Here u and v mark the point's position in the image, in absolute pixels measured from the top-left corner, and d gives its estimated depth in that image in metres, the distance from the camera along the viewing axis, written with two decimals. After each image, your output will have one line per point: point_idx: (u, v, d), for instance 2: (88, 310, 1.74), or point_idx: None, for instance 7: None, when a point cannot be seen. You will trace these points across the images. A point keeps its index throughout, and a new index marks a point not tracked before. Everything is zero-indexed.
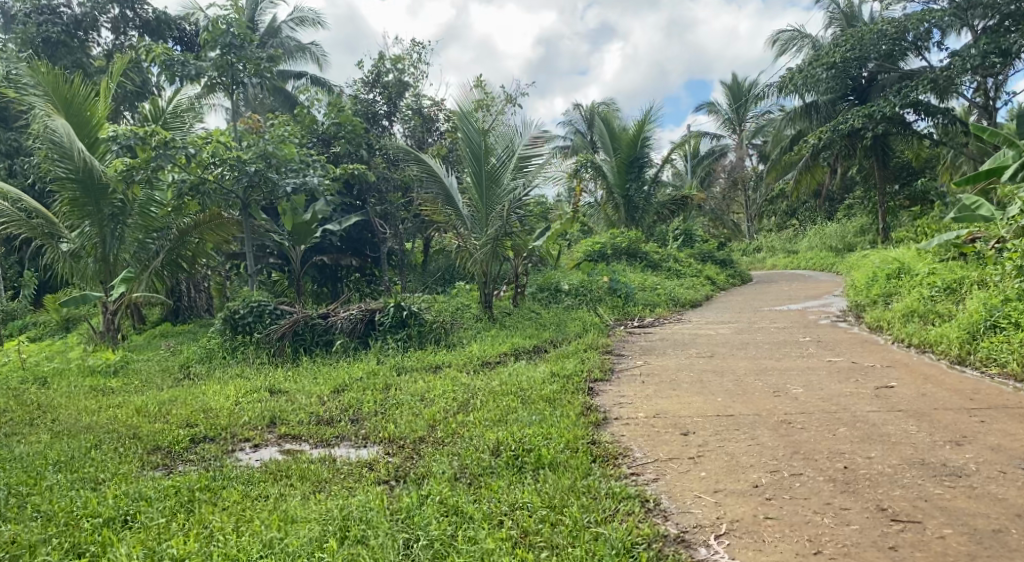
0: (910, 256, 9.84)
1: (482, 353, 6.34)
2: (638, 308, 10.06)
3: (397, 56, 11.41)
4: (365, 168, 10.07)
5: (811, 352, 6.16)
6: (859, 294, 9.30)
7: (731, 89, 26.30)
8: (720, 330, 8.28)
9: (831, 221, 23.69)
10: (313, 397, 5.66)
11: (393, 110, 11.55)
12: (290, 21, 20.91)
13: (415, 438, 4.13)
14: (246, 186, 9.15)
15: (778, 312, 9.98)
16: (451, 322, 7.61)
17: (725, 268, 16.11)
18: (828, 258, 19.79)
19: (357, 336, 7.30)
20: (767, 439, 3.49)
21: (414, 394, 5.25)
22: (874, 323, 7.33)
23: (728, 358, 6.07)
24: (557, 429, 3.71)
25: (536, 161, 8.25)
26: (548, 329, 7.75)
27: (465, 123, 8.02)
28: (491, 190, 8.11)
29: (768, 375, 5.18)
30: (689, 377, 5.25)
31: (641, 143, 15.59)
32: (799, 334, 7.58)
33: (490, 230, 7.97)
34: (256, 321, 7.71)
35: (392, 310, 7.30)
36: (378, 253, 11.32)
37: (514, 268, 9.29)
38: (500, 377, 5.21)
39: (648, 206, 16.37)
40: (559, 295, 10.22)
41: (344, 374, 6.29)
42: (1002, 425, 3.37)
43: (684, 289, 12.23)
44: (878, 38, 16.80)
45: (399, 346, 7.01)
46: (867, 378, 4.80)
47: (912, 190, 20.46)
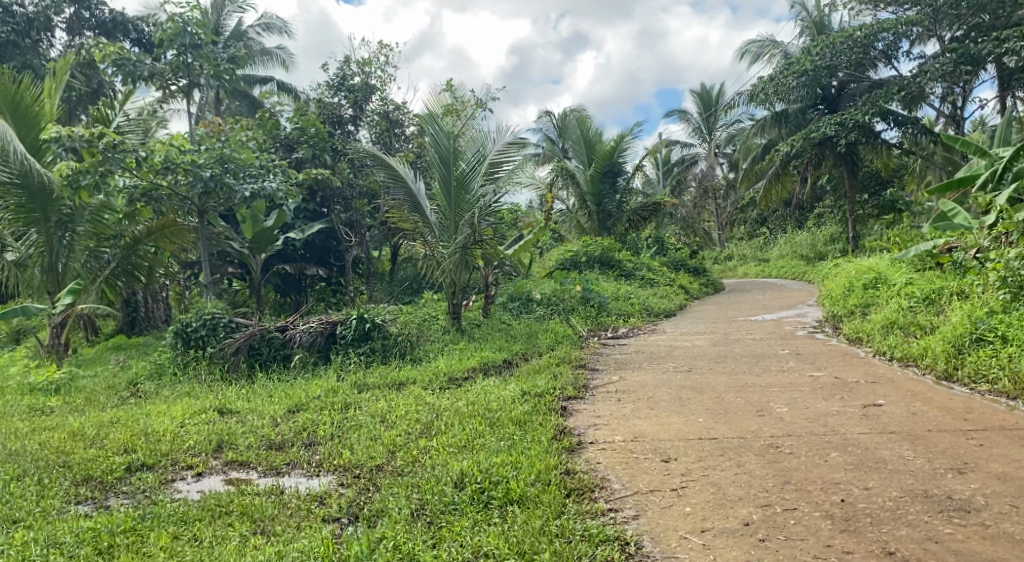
0: (883, 267, 9.78)
1: (450, 369, 5.99)
2: (611, 318, 9.81)
3: (363, 59, 11.06)
4: (329, 174, 9.66)
5: (791, 366, 5.95)
6: (835, 305, 9.20)
7: (701, 99, 26.42)
8: (695, 341, 8.07)
9: (801, 230, 23.87)
10: (268, 418, 5.23)
11: (359, 115, 11.22)
12: (256, 26, 20.38)
13: (372, 466, 3.78)
14: (202, 192, 8.60)
15: (753, 322, 9.83)
16: (417, 335, 7.25)
17: (698, 276, 16.02)
18: (799, 267, 19.87)
19: (316, 350, 6.92)
20: (754, 467, 3.23)
21: (374, 415, 4.88)
22: (853, 334, 7.16)
23: (707, 373, 5.83)
24: (527, 457, 3.40)
25: (507, 167, 7.94)
26: (519, 341, 7.44)
27: (434, 126, 7.69)
28: (460, 197, 7.79)
29: (749, 392, 4.93)
30: (666, 394, 4.98)
31: (617, 153, 15.64)
32: (776, 346, 7.39)
33: (458, 238, 7.63)
34: (209, 334, 7.25)
35: (354, 323, 6.90)
36: (343, 262, 10.88)
37: (484, 278, 8.96)
38: (468, 396, 4.87)
39: (621, 215, 16.21)
40: (531, 305, 9.94)
41: (302, 392, 5.89)
42: (1002, 449, 3.16)
43: (658, 299, 12.04)
44: (849, 44, 16.95)
45: (361, 361, 6.62)
46: (852, 395, 4.58)
47: (880, 200, 20.67)
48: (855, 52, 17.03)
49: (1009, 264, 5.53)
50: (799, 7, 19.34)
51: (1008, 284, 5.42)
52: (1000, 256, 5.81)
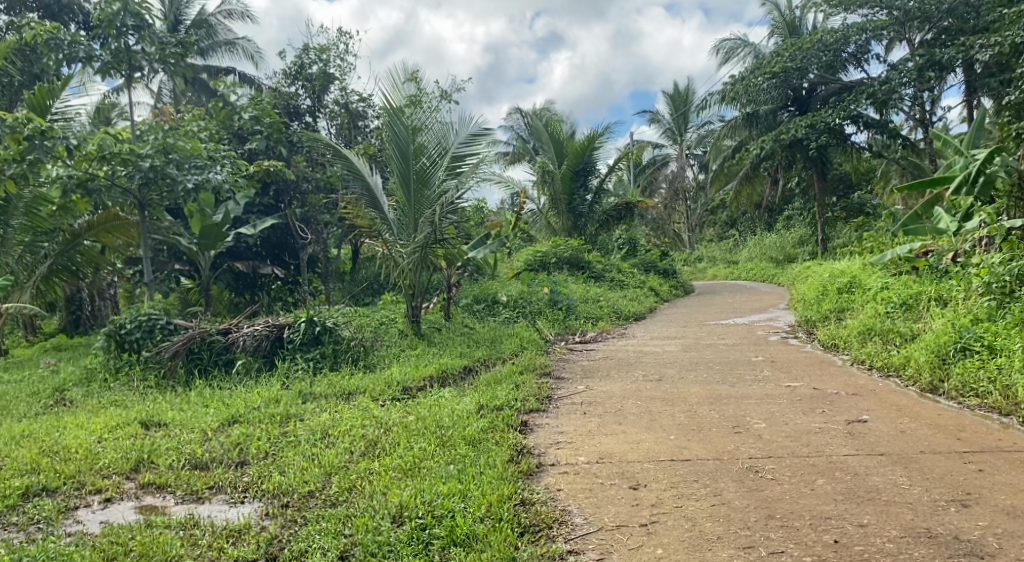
0: (856, 271, 9.66)
1: (404, 377, 5.55)
2: (579, 321, 9.48)
3: (323, 46, 10.55)
4: (283, 166, 9.09)
5: (766, 377, 5.66)
6: (808, 310, 9.04)
7: (672, 99, 26.33)
8: (666, 346, 7.77)
9: (770, 232, 23.92)
10: (198, 431, 4.71)
11: (318, 106, 10.71)
12: (217, 13, 19.53)
13: (303, 493, 3.32)
14: (143, 183, 7.93)
15: (724, 326, 9.60)
16: (372, 339, 6.78)
17: (668, 278, 15.80)
18: (768, 269, 19.84)
19: (260, 354, 6.34)
20: (732, 496, 2.86)
21: (315, 430, 4.41)
22: (829, 341, 7.02)
23: (678, 382, 5.51)
24: (477, 484, 2.99)
25: (470, 161, 7.51)
26: (481, 347, 7.03)
27: (392, 116, 7.21)
28: (419, 192, 7.33)
29: (724, 405, 4.60)
30: (636, 407, 4.61)
31: (589, 152, 15.24)
32: (749, 353, 7.13)
33: (417, 237, 7.17)
34: (145, 337, 6.54)
35: (303, 325, 6.39)
36: (299, 261, 10.30)
37: (446, 278, 8.52)
38: (420, 409, 4.44)
39: (592, 215, 15.91)
40: (497, 307, 9.55)
41: (241, 401, 5.35)
42: (1006, 476, 2.87)
43: (627, 301, 11.75)
44: (821, 47, 16.93)
45: (310, 368, 6.11)
46: (835, 410, 4.33)
47: (847, 203, 20.81)
48: (825, 55, 17.04)
49: (994, 269, 5.38)
50: (771, 8, 19.28)
51: (993, 290, 5.26)
52: (984, 262, 5.64)
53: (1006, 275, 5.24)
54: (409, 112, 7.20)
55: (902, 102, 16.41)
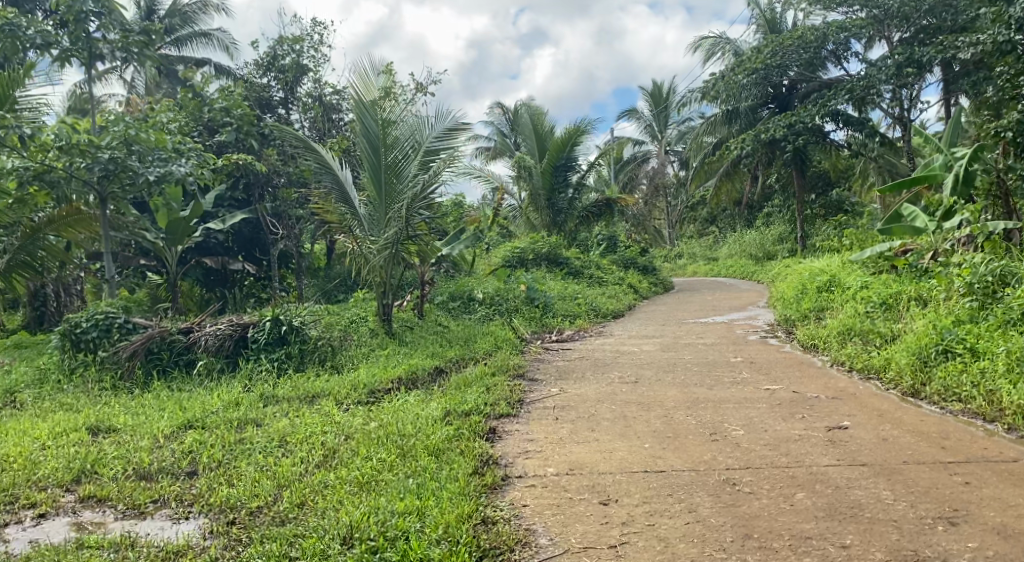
0: (836, 269, 9.64)
1: (371, 380, 5.33)
2: (556, 320, 9.30)
3: (295, 36, 10.23)
4: (252, 159, 8.68)
5: (745, 379, 5.53)
6: (787, 309, 9.01)
7: (653, 96, 26.26)
8: (643, 346, 7.63)
9: (750, 229, 23.96)
10: (149, 435, 4.41)
11: (290, 98, 10.41)
12: (193, 4, 19.00)
13: (251, 509, 3.09)
14: (102, 175, 7.32)
15: (703, 325, 9.49)
16: (341, 338, 6.52)
17: (648, 275, 15.70)
18: (747, 267, 19.85)
19: (223, 355, 5.95)
20: (708, 512, 2.69)
21: (273, 437, 4.16)
22: (808, 341, 7.06)
23: (655, 385, 5.35)
24: (437, 501, 2.79)
25: (444, 154, 7.24)
26: (455, 347, 6.83)
27: (363, 108, 6.98)
28: (391, 187, 7.07)
29: (702, 410, 4.46)
30: (610, 412, 4.44)
31: (571, 147, 15.00)
32: (727, 353, 7.02)
33: (388, 233, 6.93)
34: (102, 336, 6.05)
35: (268, 325, 6.03)
36: (269, 257, 9.98)
37: (420, 276, 8.29)
38: (384, 414, 4.21)
39: (572, 211, 15.74)
40: (473, 305, 9.34)
41: (198, 404, 5.04)
42: (993, 489, 2.74)
43: (606, 298, 11.61)
44: (800, 45, 16.89)
45: (274, 369, 5.76)
46: (815, 416, 4.22)
47: (826, 200, 20.88)
48: (805, 52, 16.99)
49: (976, 270, 5.31)
50: (752, 5, 19.22)
51: (976, 291, 5.17)
52: (967, 263, 5.57)
53: (988, 276, 5.16)
54: (380, 103, 6.97)
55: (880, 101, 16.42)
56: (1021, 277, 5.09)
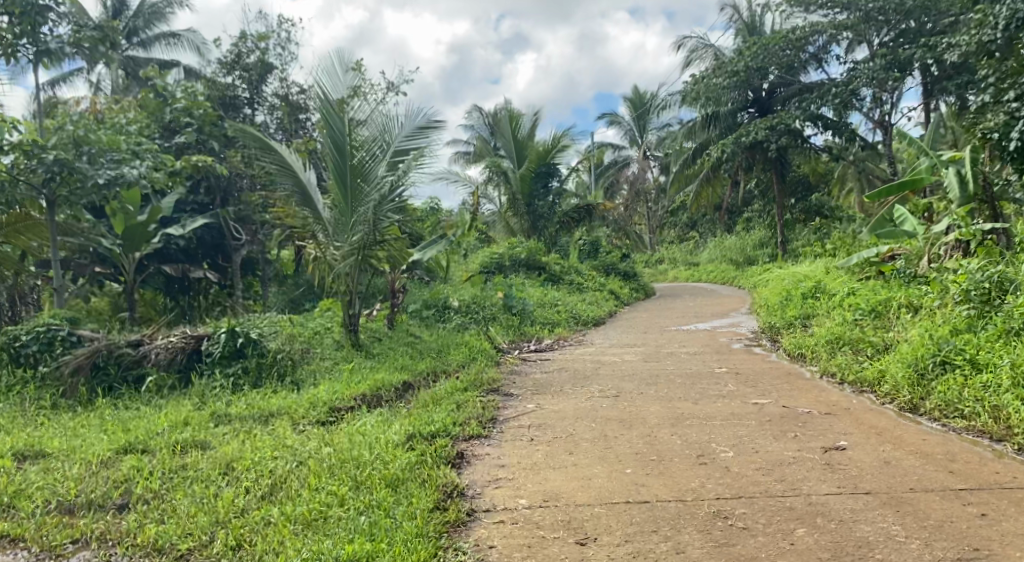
0: (821, 276, 9.49)
1: (334, 397, 4.95)
2: (535, 328, 8.99)
3: (261, 33, 9.84)
4: (212, 161, 8.13)
5: (730, 393, 5.25)
6: (772, 316, 8.83)
7: (632, 101, 26.15)
8: (625, 356, 7.33)
9: (730, 235, 23.93)
10: (79, 456, 3.82)
11: (257, 98, 10.02)
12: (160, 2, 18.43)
13: (178, 553, 2.67)
14: (49, 178, 6.50)
15: (685, 332, 9.24)
16: (304, 351, 6.11)
17: (629, 281, 15.46)
18: (728, 272, 19.73)
19: (174, 369, 5.41)
20: (699, 554, 2.37)
21: (217, 463, 3.66)
22: (795, 350, 6.94)
23: (636, 399, 5.04)
24: (389, 544, 2.45)
25: (413, 155, 6.93)
26: (427, 358, 6.49)
27: (327, 107, 6.62)
28: (356, 189, 6.72)
29: (688, 428, 4.16)
30: (590, 431, 4.12)
31: (551, 153, 14.77)
32: (712, 364, 6.77)
33: (353, 238, 6.55)
34: (43, 350, 5.34)
35: (224, 336, 5.60)
36: (234, 264, 9.51)
37: (390, 283, 7.91)
38: (341, 436, 3.81)
39: (552, 216, 15.45)
40: (448, 313, 9.00)
41: (142, 426, 4.37)
42: (1013, 523, 2.51)
43: (586, 305, 11.31)
44: (782, 47, 16.82)
45: (230, 386, 5.28)
46: (808, 435, 4.00)
47: (806, 205, 20.85)
48: (786, 54, 16.89)
49: (972, 277, 5.21)
50: (731, 9, 19.16)
51: (972, 299, 5.07)
52: (963, 269, 5.51)
53: (986, 282, 5.08)
54: (345, 102, 6.63)
55: (861, 104, 16.36)
56: (1018, 284, 4.99)
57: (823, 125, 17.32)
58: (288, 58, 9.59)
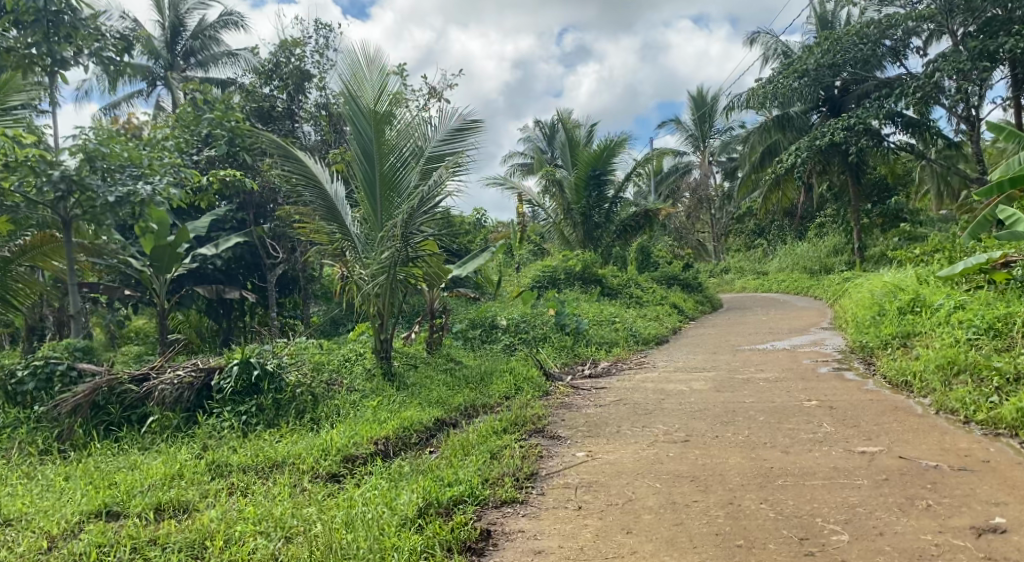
0: (918, 287, 8.29)
1: (351, 440, 4.27)
2: (590, 349, 8.15)
3: (297, 40, 9.41)
4: (240, 176, 7.66)
5: (827, 437, 4.26)
6: (862, 334, 7.77)
7: (693, 102, 24.89)
8: (693, 384, 6.40)
9: (802, 241, 22.45)
10: (37, 522, 3.18)
11: (294, 109, 9.61)
12: (215, 23, 18.52)
13: None
14: (61, 198, 6.09)
15: (761, 352, 8.23)
16: (329, 383, 5.49)
17: (693, 293, 14.41)
18: (801, 281, 18.31)
19: (182, 408, 4.84)
20: None
21: (190, 533, 2.93)
22: (898, 379, 5.86)
23: (711, 446, 4.14)
24: None
25: (448, 159, 6.31)
26: (465, 389, 5.75)
27: (355, 110, 6.00)
28: (386, 200, 6.10)
29: (781, 495, 3.25)
30: (654, 495, 3.27)
31: (605, 158, 13.84)
32: (798, 395, 5.77)
33: (382, 254, 5.88)
34: (41, 388, 4.87)
35: (236, 369, 5.00)
36: (270, 283, 9.03)
37: (429, 302, 7.22)
38: (341, 504, 3.07)
39: (609, 226, 14.58)
40: (495, 333, 8.30)
41: (128, 480, 3.76)
42: None
43: (646, 321, 10.38)
44: (856, 41, 15.61)
45: (239, 428, 4.69)
46: (946, 506, 3.05)
47: (884, 208, 19.24)
48: (862, 49, 15.63)
49: None
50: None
51: None
52: None
53: None
54: (377, 105, 5.98)
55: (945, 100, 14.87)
56: None
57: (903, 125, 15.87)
58: (321, 64, 9.09)
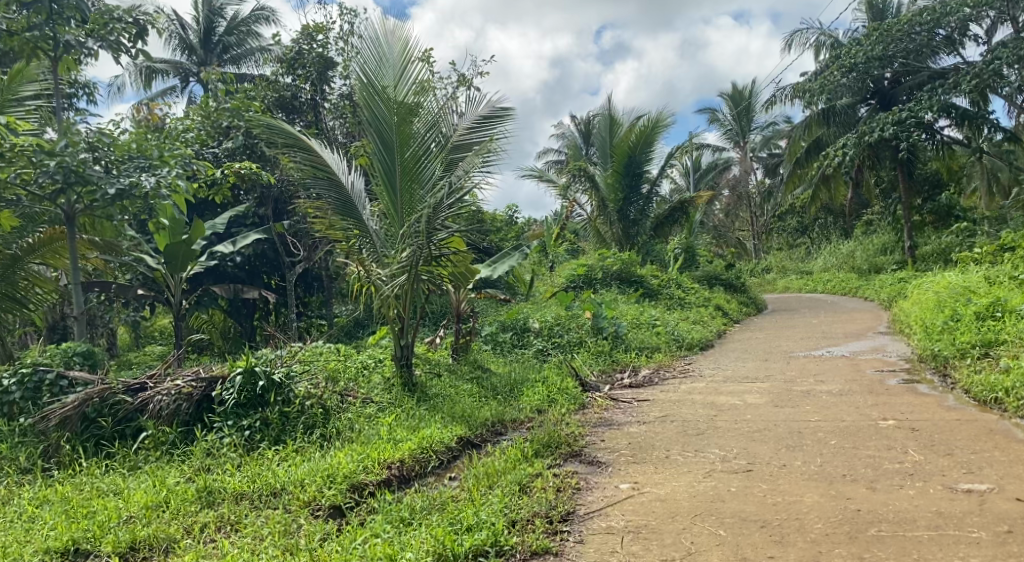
0: (994, 290, 7.46)
1: (360, 465, 3.76)
2: (630, 355, 7.53)
3: (320, 26, 8.99)
4: (255, 169, 7.23)
5: (917, 469, 3.53)
6: (932, 341, 6.98)
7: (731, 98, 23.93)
8: (746, 398, 5.73)
9: (848, 240, 21.39)
10: None
11: (317, 100, 9.22)
12: (249, 18, 18.40)
13: None
14: (62, 192, 5.75)
15: (817, 361, 7.52)
16: (343, 394, 5.02)
17: (735, 294, 13.60)
18: (849, 281, 17.36)
19: (179, 421, 4.49)
20: None
21: None
22: (985, 394, 5.08)
23: (779, 479, 3.49)
24: None
25: (476, 148, 5.78)
26: (492, 401, 5.20)
27: (375, 100, 5.48)
28: (407, 194, 5.58)
29: (879, 553, 2.61)
30: (718, 548, 2.67)
31: (641, 148, 13.16)
32: (870, 411, 5.05)
33: (403, 252, 5.37)
34: (29, 398, 4.63)
35: (239, 380, 4.59)
36: (289, 282, 8.61)
37: (455, 304, 6.66)
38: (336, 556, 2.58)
39: (645, 222, 13.97)
40: (527, 336, 7.76)
41: (111, 513, 3.36)
42: None
43: (690, 324, 9.72)
44: (909, 29, 14.68)
45: (240, 447, 4.28)
46: None
47: (936, 204, 18.14)
48: (916, 37, 14.69)
49: None
50: None
51: None
52: None
53: None
54: (401, 95, 5.48)
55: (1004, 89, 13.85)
56: None
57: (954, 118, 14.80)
58: (344, 51, 8.63)
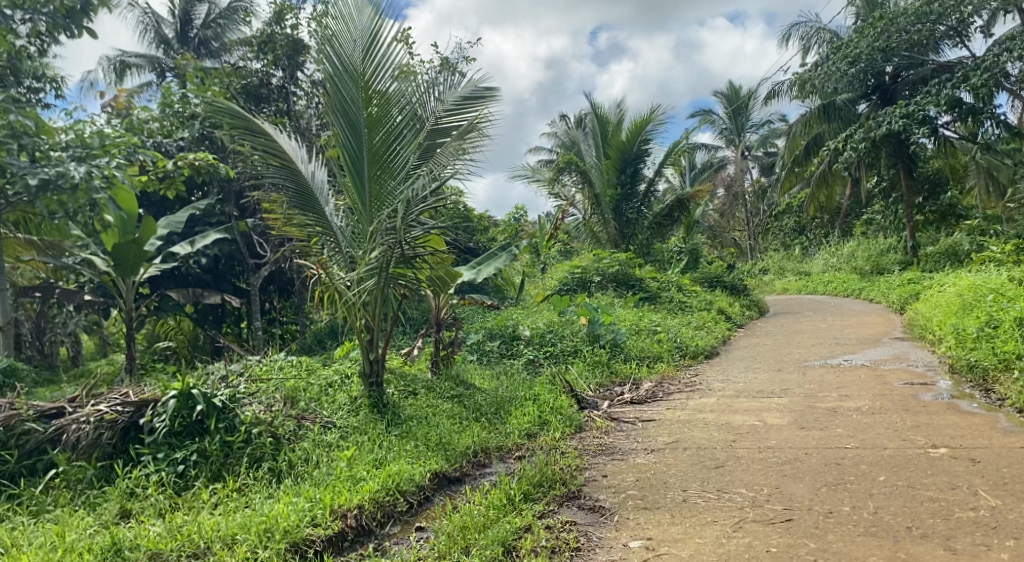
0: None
1: (306, 516, 3.03)
2: (629, 366, 6.80)
3: (290, 7, 8.29)
4: (212, 160, 6.57)
5: (1000, 520, 2.83)
6: (963, 349, 6.31)
7: (726, 96, 23.32)
8: (764, 417, 5.02)
9: (848, 240, 20.74)
10: None
11: (288, 90, 8.53)
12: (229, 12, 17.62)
13: None
14: None
15: (836, 370, 6.83)
16: (300, 420, 4.30)
17: (736, 296, 12.85)
18: (852, 282, 16.66)
19: (99, 455, 3.75)
20: None
21: None
22: None
23: (828, 535, 2.78)
24: None
25: (460, 133, 5.10)
26: (474, 425, 4.48)
27: (343, 80, 4.73)
28: (377, 185, 4.86)
29: None
30: None
31: (639, 142, 12.59)
32: (913, 435, 4.35)
33: (371, 253, 4.64)
34: None
35: (172, 404, 3.86)
36: (255, 286, 7.88)
37: (435, 311, 5.93)
38: None
39: (642, 221, 13.28)
40: (516, 345, 7.04)
41: None
42: None
43: (693, 330, 9.01)
44: (913, 21, 14.05)
45: (169, 486, 3.55)
46: None
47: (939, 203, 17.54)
48: (919, 30, 14.10)
49: None
50: None
51: None
52: None
53: None
54: (373, 75, 4.74)
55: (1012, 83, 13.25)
56: None
57: (959, 114, 14.22)
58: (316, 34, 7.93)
